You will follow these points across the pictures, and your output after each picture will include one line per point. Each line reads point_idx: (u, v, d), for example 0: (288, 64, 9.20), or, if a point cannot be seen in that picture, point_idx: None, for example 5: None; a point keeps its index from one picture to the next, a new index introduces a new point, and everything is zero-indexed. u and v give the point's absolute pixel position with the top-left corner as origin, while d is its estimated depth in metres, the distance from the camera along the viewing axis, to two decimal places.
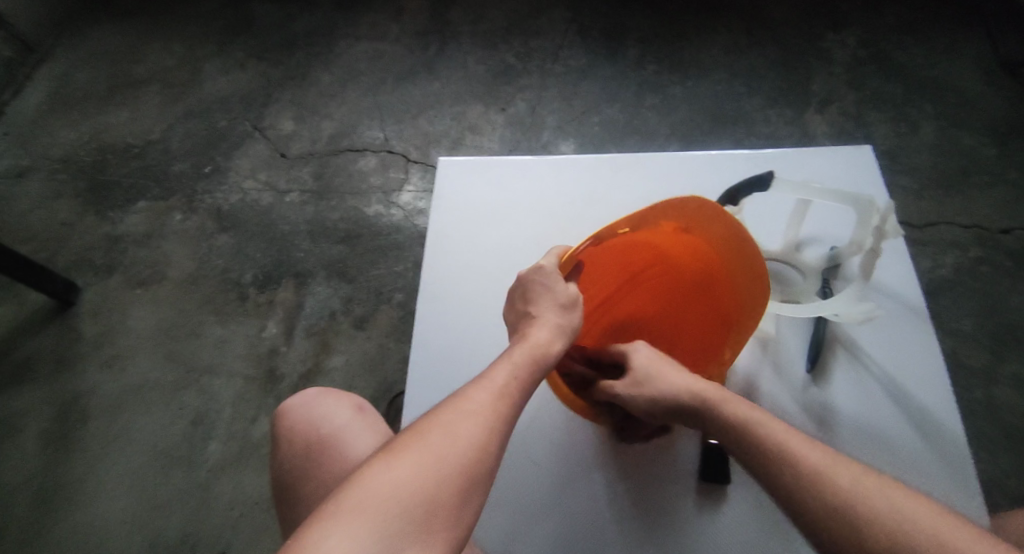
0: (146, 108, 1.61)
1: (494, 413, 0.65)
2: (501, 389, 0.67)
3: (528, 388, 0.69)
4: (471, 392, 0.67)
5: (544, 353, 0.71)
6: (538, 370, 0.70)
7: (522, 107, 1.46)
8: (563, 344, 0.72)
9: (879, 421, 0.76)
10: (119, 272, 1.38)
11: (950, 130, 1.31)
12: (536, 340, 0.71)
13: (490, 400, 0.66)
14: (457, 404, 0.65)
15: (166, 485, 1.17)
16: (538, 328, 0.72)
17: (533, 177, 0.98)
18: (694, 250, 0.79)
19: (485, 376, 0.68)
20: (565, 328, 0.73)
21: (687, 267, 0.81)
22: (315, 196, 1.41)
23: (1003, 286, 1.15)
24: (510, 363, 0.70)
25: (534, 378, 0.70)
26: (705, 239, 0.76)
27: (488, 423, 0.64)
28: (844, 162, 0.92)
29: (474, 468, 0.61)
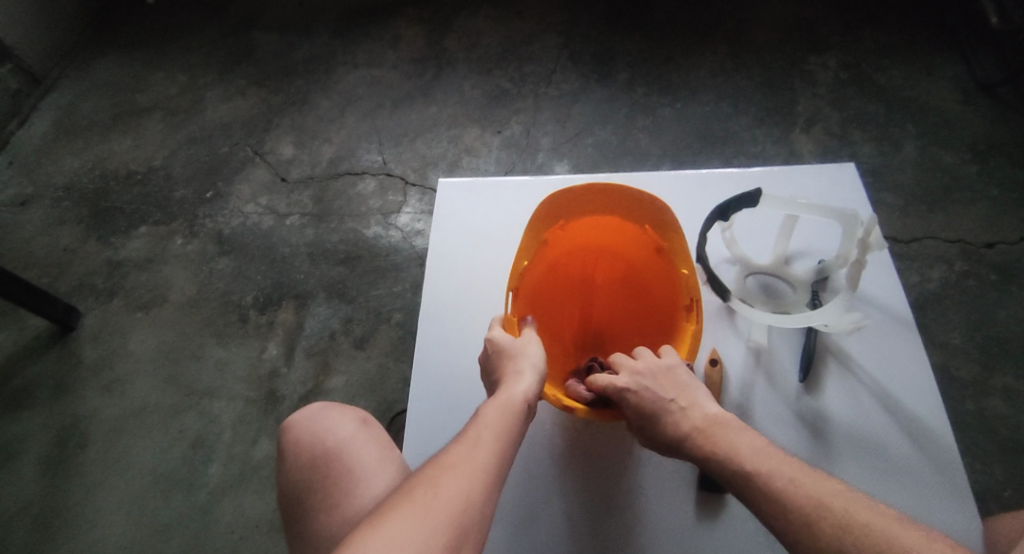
0: (149, 136, 1.64)
1: (478, 467, 0.66)
2: (483, 443, 0.69)
3: (509, 443, 0.70)
4: (452, 449, 0.68)
5: (516, 405, 0.72)
6: (513, 426, 0.71)
7: (517, 130, 1.50)
8: (532, 384, 0.73)
9: (870, 429, 0.78)
10: (120, 296, 1.40)
11: (932, 148, 1.34)
12: (508, 394, 0.72)
13: (470, 452, 0.68)
14: (442, 463, 0.67)
15: (166, 509, 1.17)
16: (508, 380, 0.74)
17: (530, 196, 1.00)
18: (624, 244, 0.86)
19: (462, 436, 0.70)
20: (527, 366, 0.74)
21: (639, 260, 0.86)
22: (315, 218, 1.44)
23: (989, 299, 1.18)
24: (484, 421, 0.71)
25: (513, 435, 0.71)
26: (620, 231, 0.85)
27: (472, 474, 0.66)
28: (829, 178, 0.95)
29: (465, 518, 0.62)
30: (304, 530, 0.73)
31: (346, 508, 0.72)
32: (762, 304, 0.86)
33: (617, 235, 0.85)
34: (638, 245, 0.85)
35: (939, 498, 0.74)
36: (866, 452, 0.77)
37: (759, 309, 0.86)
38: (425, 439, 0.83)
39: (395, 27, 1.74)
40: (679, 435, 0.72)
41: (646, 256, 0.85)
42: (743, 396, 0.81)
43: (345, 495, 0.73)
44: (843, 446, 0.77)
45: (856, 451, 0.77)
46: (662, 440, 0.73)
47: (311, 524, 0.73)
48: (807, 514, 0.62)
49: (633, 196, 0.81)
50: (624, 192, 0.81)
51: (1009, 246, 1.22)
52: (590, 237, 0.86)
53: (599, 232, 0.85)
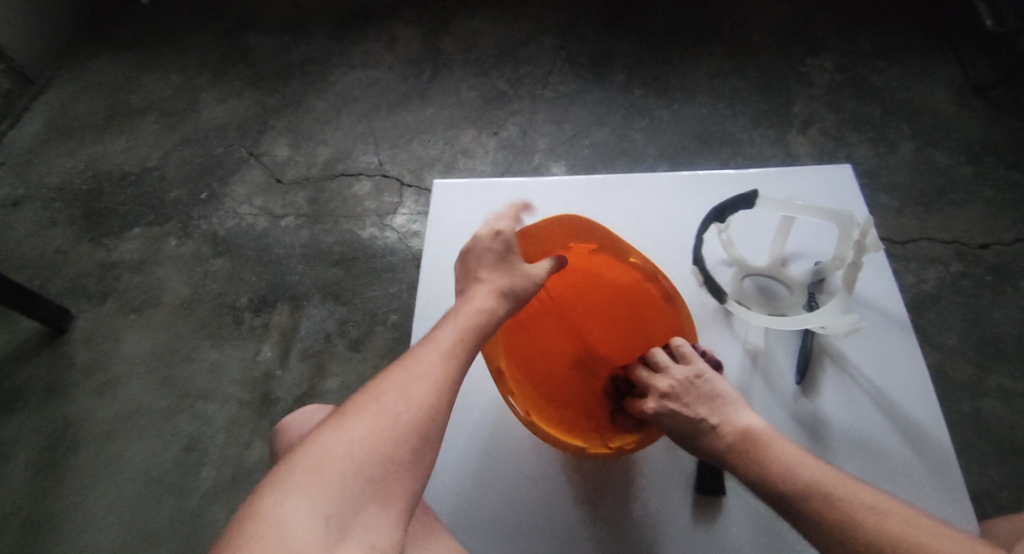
0: (143, 136, 1.63)
1: (445, 375, 0.67)
2: (445, 348, 0.69)
3: (471, 348, 0.70)
4: (420, 353, 0.68)
5: (484, 322, 0.72)
6: (482, 333, 0.71)
7: (513, 131, 1.49)
8: (505, 310, 0.74)
9: (867, 431, 0.78)
10: (114, 298, 1.39)
11: (928, 150, 1.35)
12: (473, 310, 0.72)
13: (439, 358, 0.68)
14: (404, 365, 0.67)
15: (158, 513, 1.16)
16: (473, 296, 0.74)
17: (526, 197, 1.00)
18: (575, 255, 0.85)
19: (432, 337, 0.70)
20: (506, 293, 0.74)
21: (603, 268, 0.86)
22: (310, 220, 1.43)
23: (985, 299, 1.18)
24: (456, 324, 0.71)
25: (480, 339, 0.71)
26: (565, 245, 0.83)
27: (433, 379, 0.66)
28: (825, 180, 0.95)
29: (424, 419, 0.64)
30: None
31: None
32: (758, 306, 0.86)
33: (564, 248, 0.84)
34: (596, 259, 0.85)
35: (936, 500, 0.74)
36: (863, 455, 0.77)
37: (756, 311, 0.86)
38: None
39: (392, 28, 1.73)
40: (720, 451, 0.70)
41: (608, 265, 0.85)
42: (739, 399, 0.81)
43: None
44: (840, 449, 0.77)
45: (854, 454, 0.77)
46: (704, 456, 0.71)
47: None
48: (835, 519, 0.61)
49: (565, 219, 0.81)
50: (556, 220, 0.81)
51: (1004, 248, 1.22)
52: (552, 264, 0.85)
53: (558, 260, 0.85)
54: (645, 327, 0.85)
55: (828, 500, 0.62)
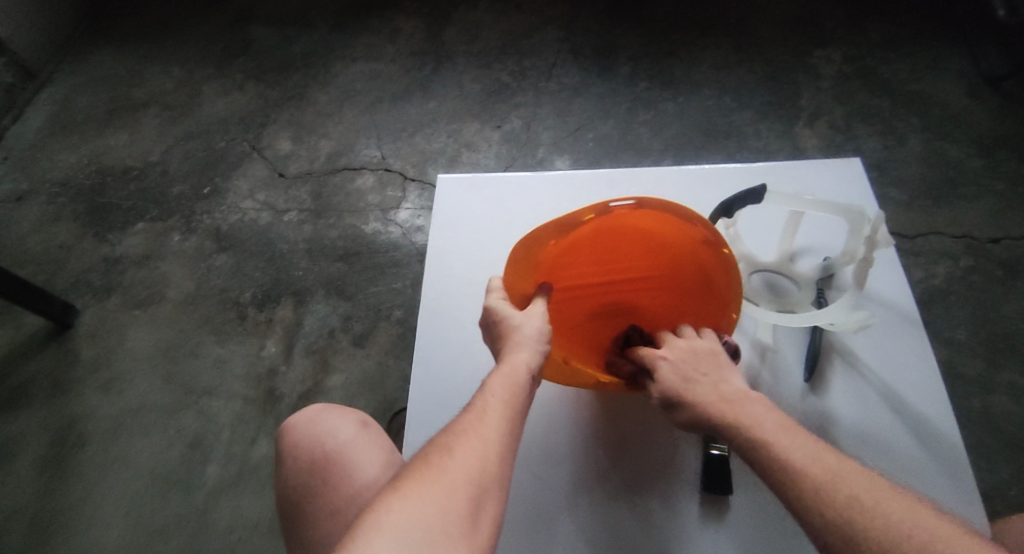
0: (145, 130, 1.62)
1: (496, 435, 0.66)
2: (492, 408, 0.68)
3: (521, 408, 0.69)
4: (463, 420, 0.68)
5: (521, 377, 0.70)
6: (523, 386, 0.70)
7: (517, 124, 1.48)
8: (540, 354, 0.72)
9: (877, 430, 0.77)
10: (118, 294, 1.39)
11: (937, 142, 1.33)
12: (511, 365, 0.71)
13: (480, 420, 0.67)
14: (454, 431, 0.66)
15: (165, 508, 1.16)
16: (511, 349, 0.72)
17: (531, 192, 0.99)
18: (548, 260, 0.77)
19: (473, 403, 0.69)
20: (528, 340, 0.72)
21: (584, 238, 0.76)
22: (314, 214, 1.42)
23: (995, 294, 1.17)
24: (493, 387, 0.70)
25: (524, 398, 0.70)
26: (526, 267, 0.77)
27: (487, 439, 0.65)
28: (834, 174, 0.94)
29: (484, 478, 0.62)
30: (304, 536, 0.73)
31: (343, 513, 0.71)
32: (766, 302, 0.85)
33: (531, 271, 0.77)
34: (571, 244, 0.76)
35: (946, 500, 0.73)
36: (873, 454, 0.76)
37: (764, 307, 0.85)
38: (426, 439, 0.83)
39: (394, 20, 1.72)
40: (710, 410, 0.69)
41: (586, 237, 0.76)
42: None
43: (344, 502, 0.72)
44: (849, 448, 0.76)
45: (864, 454, 0.76)
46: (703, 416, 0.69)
47: (311, 530, 0.72)
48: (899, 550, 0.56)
49: (521, 254, 0.76)
50: (515, 261, 0.77)
51: (1015, 242, 1.21)
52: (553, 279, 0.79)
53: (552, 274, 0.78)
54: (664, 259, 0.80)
55: (835, 489, 0.60)
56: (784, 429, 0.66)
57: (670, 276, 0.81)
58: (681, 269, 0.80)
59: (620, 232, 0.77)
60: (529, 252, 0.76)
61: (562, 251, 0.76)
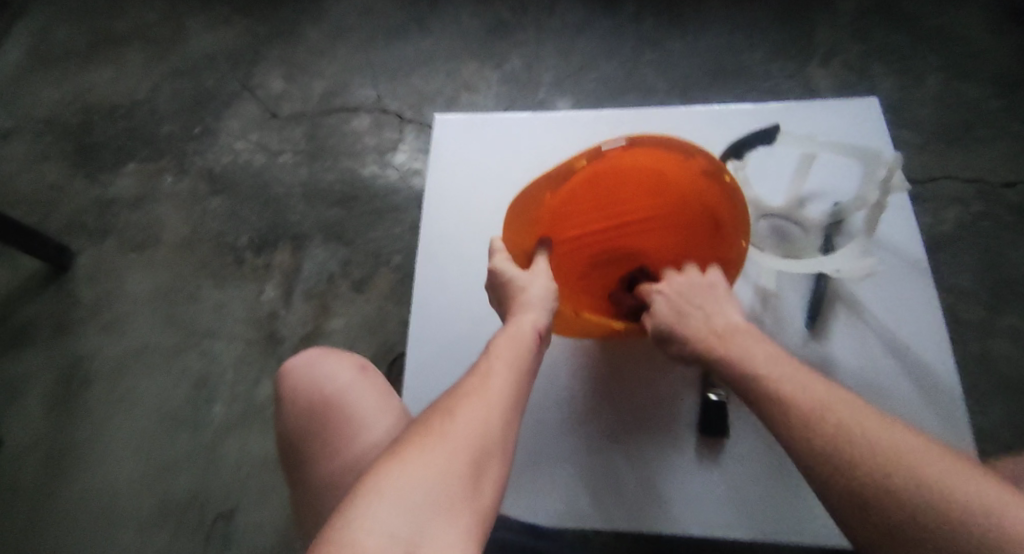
0: (130, 65, 1.56)
1: (503, 397, 0.65)
2: (497, 370, 0.68)
3: (526, 371, 0.70)
4: (469, 380, 0.67)
5: (526, 335, 0.71)
6: (524, 350, 0.70)
7: (519, 62, 1.42)
8: (543, 315, 0.73)
9: (876, 375, 0.77)
10: (113, 236, 1.37)
11: (956, 82, 1.28)
12: (517, 326, 0.72)
13: (481, 381, 0.67)
14: (458, 393, 0.66)
15: (172, 447, 1.19)
16: (518, 310, 0.73)
17: (531, 134, 0.96)
18: (547, 212, 0.75)
19: (479, 366, 0.69)
20: (530, 301, 0.73)
21: (577, 185, 0.74)
22: (309, 156, 1.38)
23: (1002, 241, 1.15)
24: (497, 352, 0.70)
25: (528, 360, 0.70)
26: (523, 222, 0.77)
27: (491, 401, 0.64)
28: (848, 115, 0.90)
29: (487, 440, 0.61)
30: (304, 476, 0.74)
31: (344, 454, 0.72)
32: (772, 248, 0.84)
33: (530, 226, 0.77)
34: (568, 195, 0.75)
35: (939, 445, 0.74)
36: (871, 399, 0.76)
37: (769, 253, 0.84)
38: (424, 383, 0.83)
39: None
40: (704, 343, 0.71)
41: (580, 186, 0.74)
42: None
43: (343, 443, 0.73)
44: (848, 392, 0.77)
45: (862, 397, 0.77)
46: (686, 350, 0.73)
47: (310, 471, 0.73)
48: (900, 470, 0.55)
49: (524, 203, 0.75)
50: (518, 214, 0.77)
51: None
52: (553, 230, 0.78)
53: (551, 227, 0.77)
54: (670, 191, 0.77)
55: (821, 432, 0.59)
56: (799, 382, 0.64)
57: (681, 209, 0.78)
58: (687, 202, 0.77)
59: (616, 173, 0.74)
60: (525, 209, 0.76)
61: (559, 202, 0.75)
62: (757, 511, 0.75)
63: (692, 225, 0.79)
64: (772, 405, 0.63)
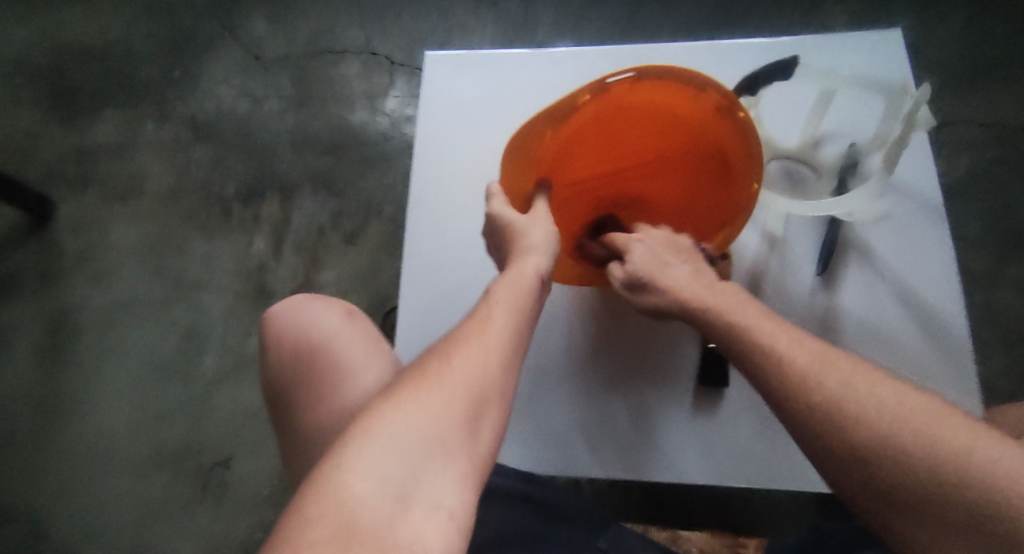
0: (104, 3, 1.48)
1: (505, 343, 0.61)
2: (497, 315, 0.63)
3: (526, 319, 0.65)
4: (467, 325, 0.63)
5: (528, 281, 0.67)
6: (524, 297, 0.66)
7: (516, 1, 1.36)
8: (546, 260, 0.69)
9: (885, 323, 0.76)
10: (94, 185, 1.32)
11: (980, 18, 1.22)
12: (519, 271, 0.67)
13: (481, 326, 0.62)
14: (455, 338, 0.61)
15: (163, 399, 1.18)
16: (519, 254, 0.69)
17: (530, 71, 0.91)
18: (550, 155, 0.71)
19: (479, 312, 0.64)
20: (529, 247, 0.69)
21: (581, 125, 0.70)
22: (296, 103, 1.33)
23: (1009, 190, 1.13)
24: (497, 298, 0.65)
25: (529, 305, 0.66)
26: (526, 166, 0.72)
27: (489, 348, 0.59)
28: (870, 48, 0.85)
29: (485, 388, 0.56)
30: (292, 424, 0.72)
31: (331, 399, 0.70)
32: (781, 191, 0.82)
33: (531, 169, 0.72)
34: (570, 136, 0.71)
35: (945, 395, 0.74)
36: (879, 348, 0.76)
37: (779, 196, 0.82)
38: (420, 329, 0.82)
39: None
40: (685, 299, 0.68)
41: (585, 126, 0.71)
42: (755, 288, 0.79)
43: (331, 389, 0.71)
44: (857, 341, 0.76)
45: (870, 346, 0.76)
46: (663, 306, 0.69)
47: (298, 417, 0.72)
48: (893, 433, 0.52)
49: (525, 148, 0.70)
50: (518, 160, 0.72)
51: None
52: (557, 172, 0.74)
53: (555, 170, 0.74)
54: (677, 132, 0.74)
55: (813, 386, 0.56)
56: (797, 342, 0.59)
57: (684, 149, 0.76)
58: (693, 140, 0.75)
59: (620, 113, 0.71)
60: (527, 152, 0.71)
61: (563, 143, 0.71)
62: (751, 457, 0.75)
63: (690, 166, 0.77)
64: (767, 368, 0.59)
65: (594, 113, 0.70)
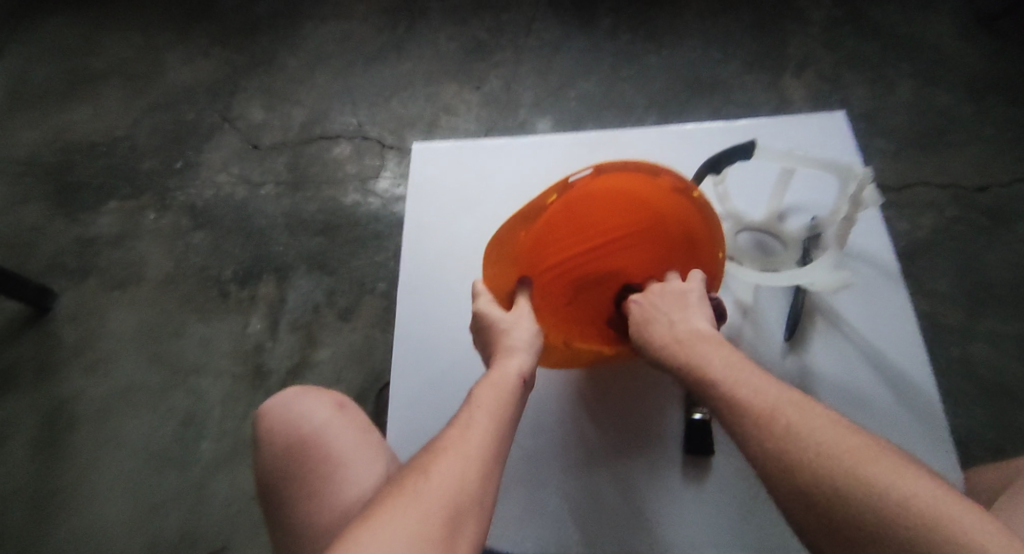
0: (109, 103, 1.56)
1: (483, 450, 0.63)
2: (476, 422, 0.66)
3: (509, 418, 0.68)
4: (445, 434, 0.66)
5: (512, 382, 0.70)
6: (507, 398, 0.69)
7: (498, 84, 1.43)
8: (524, 359, 0.72)
9: (856, 384, 0.78)
10: (95, 275, 1.36)
11: (927, 88, 1.30)
12: (501, 372, 0.70)
13: (460, 434, 0.65)
14: (434, 449, 0.64)
15: (160, 487, 1.17)
16: (502, 355, 0.72)
17: (510, 159, 0.97)
18: (522, 254, 0.76)
19: (458, 418, 0.67)
20: (516, 345, 0.72)
21: (547, 221, 0.75)
22: (291, 187, 1.38)
23: (979, 244, 1.16)
24: (476, 405, 0.68)
25: (511, 408, 0.69)
26: (505, 263, 0.77)
27: (466, 456, 0.62)
28: (817, 128, 0.92)
29: (460, 499, 0.59)
30: (283, 517, 0.73)
31: (325, 493, 0.71)
32: (752, 261, 0.85)
33: (509, 266, 0.77)
34: (538, 232, 0.76)
35: (920, 457, 0.74)
36: (852, 409, 0.77)
37: (748, 266, 0.85)
38: (411, 413, 0.83)
39: None
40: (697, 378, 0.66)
41: (551, 221, 0.76)
42: None
43: (324, 482, 0.72)
44: (830, 402, 0.78)
45: (844, 407, 0.77)
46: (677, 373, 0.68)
47: (289, 511, 0.72)
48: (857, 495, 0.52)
49: (500, 244, 0.76)
50: (495, 257, 0.77)
51: (1001, 189, 1.20)
52: (529, 266, 0.78)
53: (529, 263, 0.78)
54: (643, 212, 0.79)
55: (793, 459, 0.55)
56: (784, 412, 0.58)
57: (652, 226, 0.80)
58: (660, 218, 0.79)
59: (586, 204, 0.76)
60: (502, 250, 0.76)
61: (533, 239, 0.76)
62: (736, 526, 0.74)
63: (657, 243, 0.82)
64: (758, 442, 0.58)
65: (557, 209, 0.75)
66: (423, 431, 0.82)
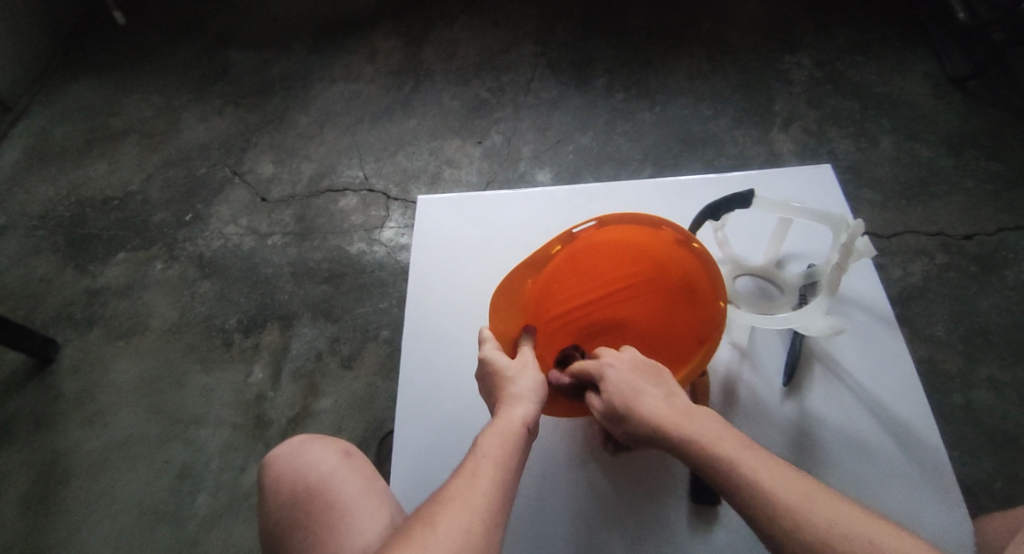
0: (125, 159, 1.61)
1: (489, 499, 0.64)
2: (483, 471, 0.66)
3: (513, 468, 0.68)
4: (453, 482, 0.66)
5: (515, 430, 0.70)
6: (514, 446, 0.69)
7: (498, 139, 1.49)
8: (526, 409, 0.71)
9: (857, 431, 0.79)
10: (100, 326, 1.37)
11: (908, 142, 1.36)
12: (505, 420, 0.70)
13: (466, 483, 0.65)
14: (441, 498, 0.64)
15: (154, 542, 1.15)
16: (508, 403, 0.72)
17: (511, 209, 1.00)
18: (530, 299, 0.78)
19: (466, 465, 0.67)
20: (522, 395, 0.72)
21: (552, 268, 0.78)
22: (298, 237, 1.42)
23: (971, 291, 1.19)
24: (483, 453, 0.68)
25: (517, 457, 0.69)
26: (513, 308, 0.78)
27: (474, 506, 0.63)
28: (806, 182, 0.96)
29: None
30: None
31: (328, 542, 0.71)
32: (749, 305, 0.88)
33: (517, 314, 0.78)
34: (546, 278, 0.79)
35: (925, 504, 0.75)
36: (855, 456, 0.78)
37: (747, 310, 0.87)
38: (414, 461, 0.83)
39: (372, 40, 1.72)
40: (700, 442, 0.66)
41: (557, 268, 0.79)
42: (729, 399, 0.82)
43: (327, 530, 0.71)
44: (833, 449, 0.78)
45: (847, 455, 0.78)
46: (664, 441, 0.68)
47: None
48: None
49: (509, 289, 0.78)
50: (503, 303, 0.78)
51: (986, 237, 1.24)
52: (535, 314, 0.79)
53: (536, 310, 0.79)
54: (642, 261, 0.81)
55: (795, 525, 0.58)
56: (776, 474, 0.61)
57: (653, 275, 0.81)
58: (659, 265, 0.80)
59: (587, 253, 0.79)
60: (510, 295, 0.78)
61: (540, 285, 0.79)
62: None
63: (656, 290, 0.82)
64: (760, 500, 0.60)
65: (563, 256, 0.78)
66: (428, 480, 0.82)
